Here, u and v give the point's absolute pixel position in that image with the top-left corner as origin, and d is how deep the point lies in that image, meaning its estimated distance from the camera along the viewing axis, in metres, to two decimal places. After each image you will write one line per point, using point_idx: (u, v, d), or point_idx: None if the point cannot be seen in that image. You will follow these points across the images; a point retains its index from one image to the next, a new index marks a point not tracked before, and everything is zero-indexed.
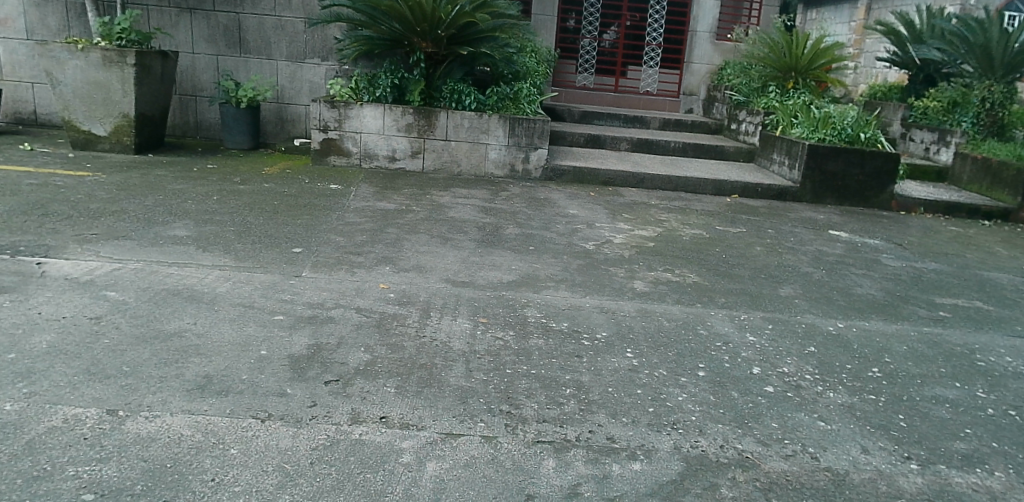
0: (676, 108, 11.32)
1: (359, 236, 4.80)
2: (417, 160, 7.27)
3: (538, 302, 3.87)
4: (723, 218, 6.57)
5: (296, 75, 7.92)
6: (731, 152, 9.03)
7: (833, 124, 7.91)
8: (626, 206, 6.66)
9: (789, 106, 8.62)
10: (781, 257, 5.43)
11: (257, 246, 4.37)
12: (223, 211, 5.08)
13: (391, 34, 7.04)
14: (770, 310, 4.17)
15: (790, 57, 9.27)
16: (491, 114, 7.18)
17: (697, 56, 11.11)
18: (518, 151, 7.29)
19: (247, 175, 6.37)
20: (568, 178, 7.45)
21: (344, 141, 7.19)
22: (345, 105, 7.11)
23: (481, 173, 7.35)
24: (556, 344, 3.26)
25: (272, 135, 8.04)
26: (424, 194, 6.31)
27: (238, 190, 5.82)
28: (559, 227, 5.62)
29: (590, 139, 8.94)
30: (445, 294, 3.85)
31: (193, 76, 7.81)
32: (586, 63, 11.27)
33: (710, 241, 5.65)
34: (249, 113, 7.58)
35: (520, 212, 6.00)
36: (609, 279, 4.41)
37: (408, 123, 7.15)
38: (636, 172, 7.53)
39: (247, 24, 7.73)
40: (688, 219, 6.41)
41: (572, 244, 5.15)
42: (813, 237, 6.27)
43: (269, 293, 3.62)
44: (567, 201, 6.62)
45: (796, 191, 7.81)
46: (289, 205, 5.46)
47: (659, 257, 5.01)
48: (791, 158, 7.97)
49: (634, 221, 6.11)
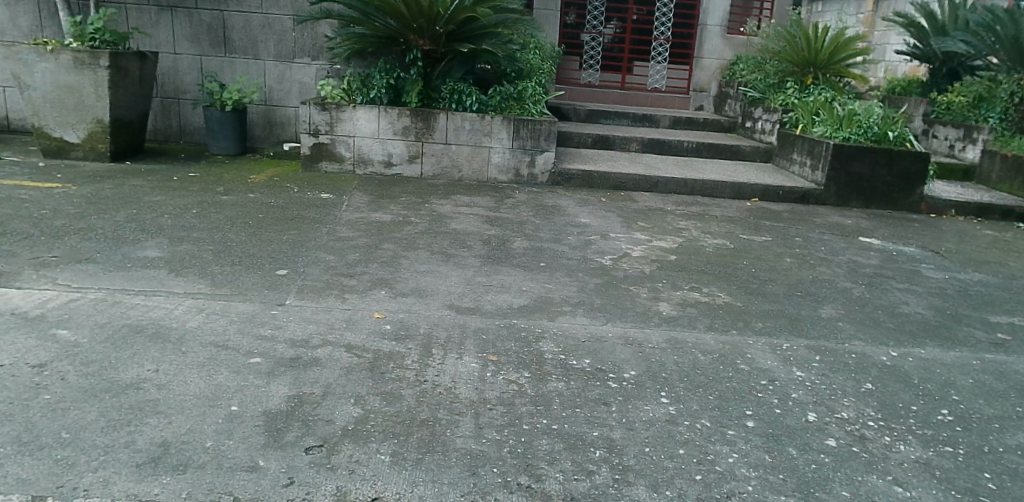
0: (686, 105, 10.84)
1: (352, 254, 4.34)
2: (415, 165, 6.81)
3: (554, 332, 3.41)
4: (745, 226, 6.12)
5: (285, 75, 7.45)
6: (746, 152, 8.56)
7: (858, 122, 7.44)
8: (641, 213, 6.20)
9: (808, 103, 8.15)
10: (814, 270, 4.98)
11: (236, 268, 3.91)
12: (202, 228, 4.62)
13: (385, 31, 6.57)
14: (813, 336, 3.72)
15: (807, 51, 8.79)
16: (494, 115, 6.71)
17: (707, 51, 10.64)
18: (523, 154, 6.84)
19: (230, 185, 5.91)
20: (576, 183, 6.99)
21: (337, 146, 6.73)
22: (337, 108, 6.64)
23: (484, 179, 6.89)
24: (578, 389, 2.79)
25: (261, 139, 7.59)
26: (424, 203, 5.85)
27: (220, 202, 5.36)
28: (571, 239, 5.17)
29: (598, 140, 8.47)
30: (450, 325, 3.40)
31: (175, 78, 7.35)
32: (591, 59, 10.79)
33: (736, 253, 5.20)
34: (236, 117, 7.12)
35: (528, 222, 5.54)
36: (631, 301, 3.95)
37: (405, 126, 6.70)
38: (649, 176, 7.07)
39: (232, 22, 7.26)
40: (708, 227, 5.96)
41: (587, 259, 4.70)
42: (844, 246, 5.81)
43: (247, 328, 3.16)
44: (578, 208, 6.16)
45: (819, 193, 7.35)
46: (275, 218, 5.00)
47: (682, 273, 4.56)
48: (813, 159, 7.51)
49: (651, 230, 5.65)
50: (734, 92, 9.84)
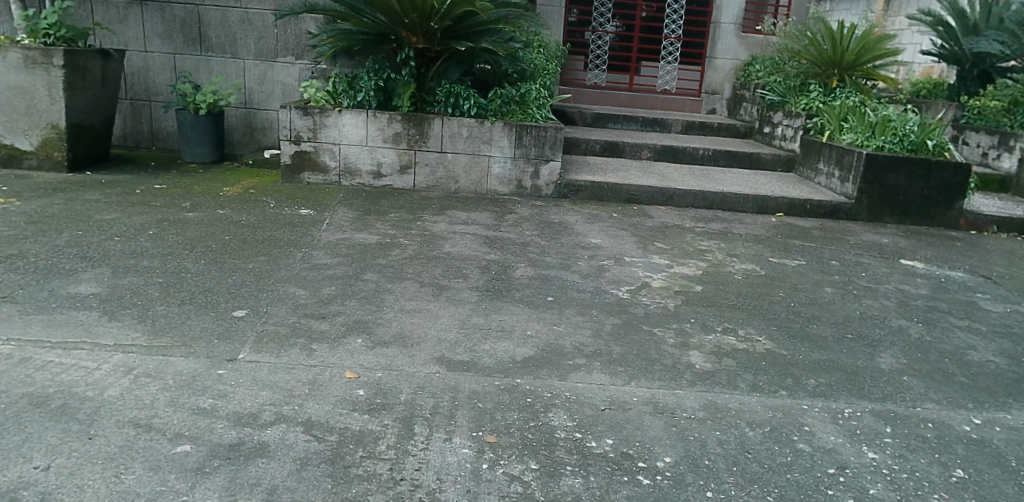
0: (698, 108, 10.18)
1: (327, 287, 3.70)
2: (407, 176, 6.17)
3: (567, 397, 2.77)
4: (774, 247, 5.51)
5: (266, 76, 6.81)
6: (767, 160, 7.93)
7: (894, 129, 6.83)
8: (658, 232, 5.57)
9: (835, 108, 7.52)
10: (859, 304, 4.35)
11: (186, 309, 3.27)
12: (154, 253, 3.98)
13: (375, 27, 5.94)
14: (876, 398, 3.09)
15: (833, 52, 8.15)
16: (494, 121, 6.07)
17: (721, 51, 9.98)
18: (526, 164, 6.20)
19: (199, 199, 5.27)
20: (585, 195, 6.35)
21: (320, 154, 6.09)
22: (320, 112, 5.99)
23: (483, 190, 6.26)
24: (600, 492, 2.18)
25: (240, 146, 6.95)
26: (415, 220, 5.22)
27: (184, 220, 4.72)
28: (582, 265, 4.53)
29: (607, 147, 7.83)
30: (438, 388, 2.75)
31: (146, 79, 6.71)
32: (597, 59, 10.16)
33: (770, 282, 4.57)
34: (212, 122, 6.50)
35: (532, 244, 4.91)
36: (656, 349, 3.31)
37: (396, 132, 6.06)
38: (664, 188, 6.43)
39: (207, 18, 6.62)
40: (734, 248, 5.32)
41: (601, 292, 4.05)
42: (886, 271, 5.18)
43: (182, 397, 2.53)
44: (587, 227, 5.53)
45: (850, 207, 6.73)
46: (242, 240, 4.36)
47: (713, 309, 3.93)
48: (843, 169, 6.89)
49: (671, 253, 5.01)
50: (751, 95, 9.20)
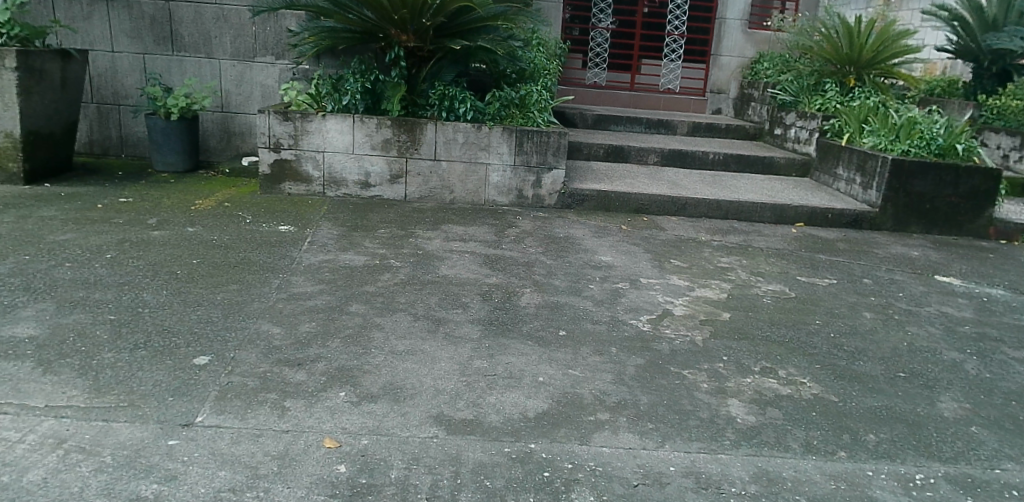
0: (703, 108, 9.75)
1: (306, 323, 3.21)
2: (398, 186, 5.69)
3: (591, 470, 2.29)
4: (799, 263, 5.07)
5: (244, 77, 6.30)
6: (780, 164, 7.48)
7: (919, 132, 6.42)
8: (673, 248, 5.12)
9: (853, 110, 7.11)
10: (903, 333, 3.92)
11: (139, 356, 2.77)
12: (108, 283, 3.48)
13: (361, 24, 5.46)
14: (949, 458, 2.64)
15: (848, 50, 7.72)
16: (492, 126, 5.60)
17: (726, 48, 9.54)
18: (527, 172, 5.72)
19: (168, 215, 4.76)
20: (590, 205, 5.88)
21: (302, 163, 5.59)
22: (302, 117, 5.50)
23: (480, 201, 5.78)
24: None
25: (217, 152, 6.45)
26: (407, 237, 4.75)
27: (149, 240, 4.22)
28: (594, 289, 4.07)
29: (611, 151, 7.36)
30: (436, 460, 2.27)
31: (113, 81, 6.20)
32: (597, 57, 9.70)
33: (802, 309, 4.13)
34: (185, 128, 6.00)
35: (536, 264, 4.45)
36: (689, 398, 2.84)
37: (386, 139, 5.57)
38: (676, 197, 5.98)
39: (180, 14, 6.11)
40: (756, 266, 4.88)
41: (618, 324, 3.58)
42: (923, 291, 4.74)
43: (119, 484, 2.03)
44: (595, 242, 5.07)
45: (873, 216, 6.31)
46: (212, 265, 3.86)
47: (746, 345, 3.48)
48: (865, 176, 6.48)
49: (690, 274, 4.56)
50: (759, 95, 8.75)
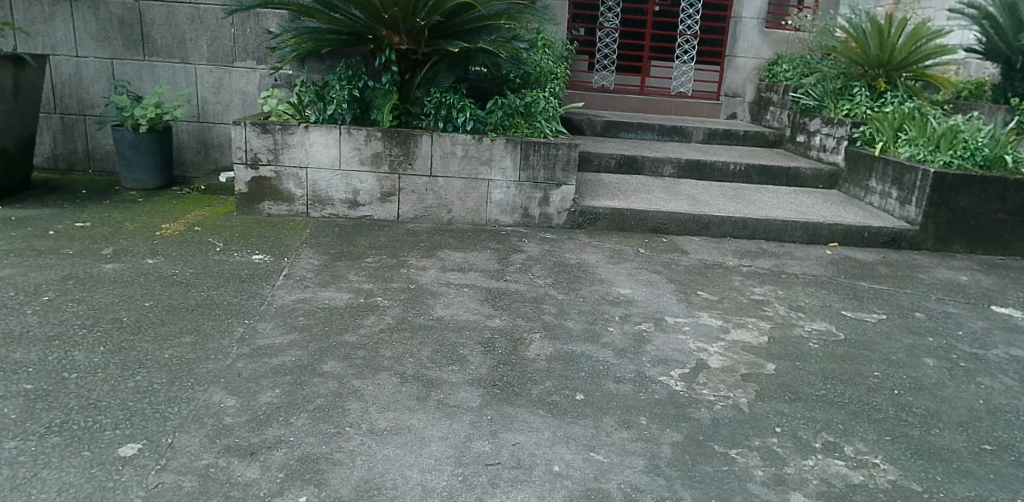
0: (716, 113, 9.19)
1: (268, 391, 2.64)
2: (390, 205, 5.11)
3: None
4: (841, 294, 4.50)
5: (222, 84, 5.73)
6: (807, 175, 6.90)
7: (964, 141, 5.83)
8: (698, 275, 4.54)
9: (887, 116, 6.53)
10: (977, 388, 3.33)
11: (49, 446, 2.21)
12: (33, 337, 2.91)
13: (349, 24, 4.92)
14: None
15: (879, 51, 7.13)
16: (494, 138, 5.02)
17: (742, 48, 8.93)
18: (533, 189, 5.15)
19: (127, 243, 4.19)
20: (603, 224, 5.30)
21: (283, 180, 5.01)
22: (282, 128, 4.92)
23: (482, 220, 5.21)
24: None
25: (193, 166, 5.88)
26: (399, 266, 4.18)
27: (97, 275, 3.65)
28: (614, 334, 3.48)
29: (624, 162, 6.79)
30: None
31: (78, 89, 5.63)
32: (605, 59, 9.12)
33: (855, 357, 3.55)
34: (156, 141, 5.42)
35: (546, 300, 3.87)
36: (742, 494, 2.28)
37: (376, 153, 5.00)
38: (698, 215, 5.40)
39: (150, 15, 5.54)
40: (795, 298, 4.30)
41: (646, 382, 3.00)
42: (988, 328, 4.16)
43: None
44: (611, 270, 4.49)
45: (915, 235, 5.72)
46: (165, 309, 3.29)
47: (801, 411, 2.91)
48: (904, 190, 5.90)
49: (721, 310, 3.98)
50: (780, 99, 8.15)
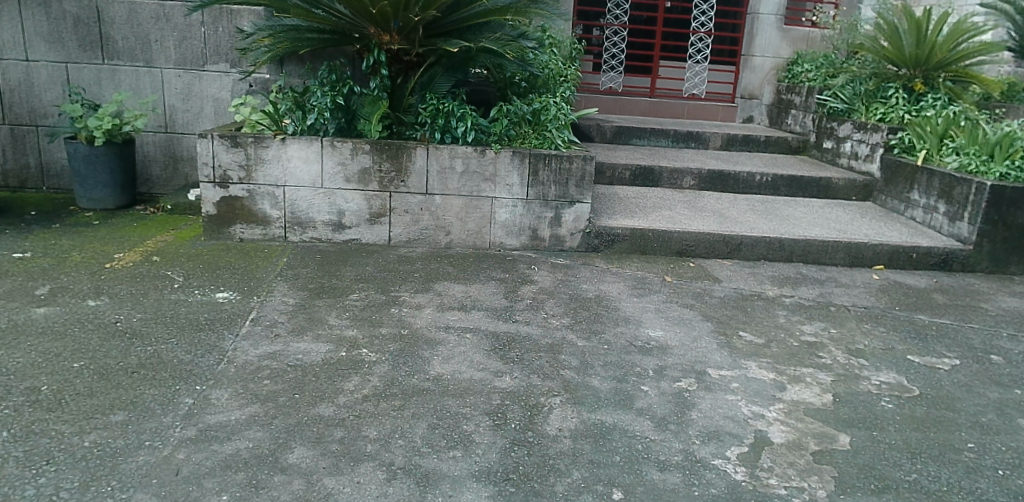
0: (732, 116, 8.57)
1: (212, 499, 2.01)
2: (380, 228, 4.49)
3: None
4: (902, 332, 3.88)
5: (192, 90, 5.12)
6: (839, 186, 6.29)
7: (1021, 151, 5.23)
8: (736, 310, 3.92)
9: (930, 121, 5.92)
10: None
11: None
12: None
13: (333, 22, 4.30)
14: None
15: (916, 49, 6.51)
16: (498, 150, 4.40)
17: (760, 47, 8.30)
18: (543, 208, 4.53)
19: (68, 279, 3.56)
20: (622, 246, 4.69)
21: (256, 200, 4.39)
22: (255, 141, 4.30)
23: (485, 244, 4.59)
24: None
25: (160, 183, 5.29)
26: (389, 305, 3.56)
27: (23, 325, 3.02)
28: (650, 395, 2.86)
29: (639, 174, 6.17)
30: None
31: (28, 97, 5.06)
32: (612, 59, 8.48)
33: (940, 421, 2.93)
34: (114, 156, 4.84)
35: (564, 348, 3.24)
36: None
37: (364, 169, 4.38)
38: (730, 235, 4.78)
39: (110, 14, 4.94)
40: (852, 340, 3.69)
41: (697, 468, 2.38)
42: None
43: None
44: (636, 305, 3.87)
45: (968, 256, 5.10)
46: (97, 373, 2.66)
47: None
48: (953, 204, 5.29)
49: (771, 357, 3.36)
50: (803, 101, 7.52)
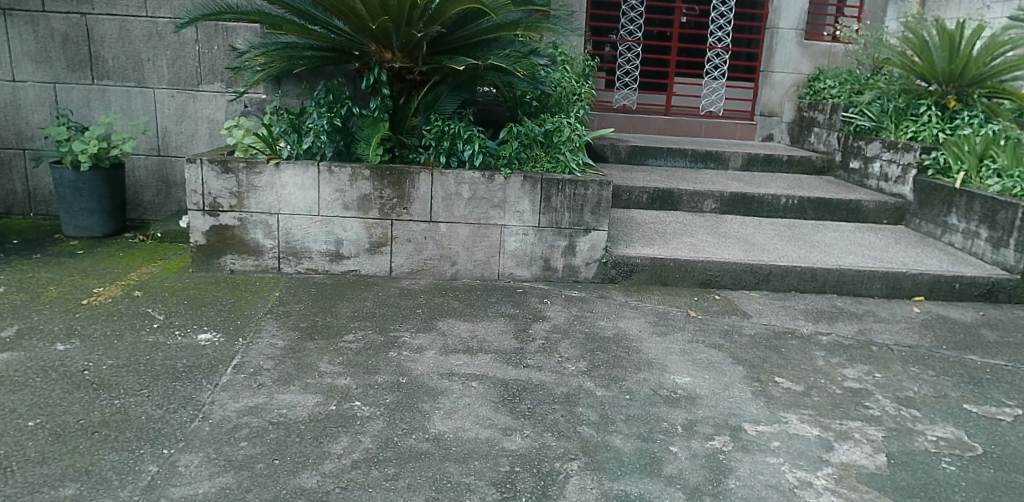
0: (751, 134, 8.15)
1: None
2: (381, 258, 4.18)
3: None
4: (954, 376, 3.50)
5: (186, 110, 4.87)
6: (870, 209, 5.93)
7: None
8: (769, 351, 3.56)
9: (968, 141, 5.56)
10: None
11: None
12: None
13: (331, 39, 4.05)
14: None
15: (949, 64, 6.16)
16: (507, 174, 4.09)
17: (779, 62, 7.98)
18: (556, 236, 4.20)
19: (39, 318, 3.27)
20: (641, 277, 4.35)
21: (249, 229, 4.10)
22: (247, 166, 4.01)
23: (493, 275, 4.26)
24: None
25: (152, 208, 5.03)
26: (388, 347, 3.24)
27: None
28: (680, 458, 2.51)
29: (658, 197, 5.84)
30: None
31: (15, 120, 4.83)
32: (626, 76, 8.19)
33: (1012, 488, 2.55)
34: (102, 181, 4.58)
35: (581, 398, 2.90)
36: None
37: (364, 195, 4.08)
38: (758, 265, 4.43)
39: (100, 32, 4.71)
40: (900, 387, 3.31)
41: None
42: None
43: None
44: (659, 345, 3.52)
45: (1016, 286, 4.71)
46: (53, 435, 2.35)
47: None
48: (997, 230, 4.92)
49: (813, 409, 3.00)
50: (826, 119, 7.17)
